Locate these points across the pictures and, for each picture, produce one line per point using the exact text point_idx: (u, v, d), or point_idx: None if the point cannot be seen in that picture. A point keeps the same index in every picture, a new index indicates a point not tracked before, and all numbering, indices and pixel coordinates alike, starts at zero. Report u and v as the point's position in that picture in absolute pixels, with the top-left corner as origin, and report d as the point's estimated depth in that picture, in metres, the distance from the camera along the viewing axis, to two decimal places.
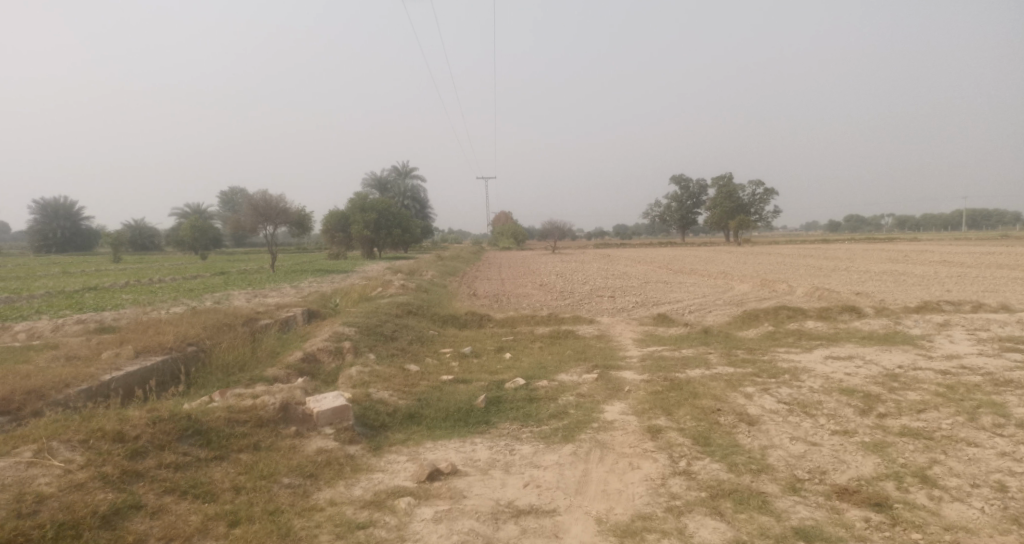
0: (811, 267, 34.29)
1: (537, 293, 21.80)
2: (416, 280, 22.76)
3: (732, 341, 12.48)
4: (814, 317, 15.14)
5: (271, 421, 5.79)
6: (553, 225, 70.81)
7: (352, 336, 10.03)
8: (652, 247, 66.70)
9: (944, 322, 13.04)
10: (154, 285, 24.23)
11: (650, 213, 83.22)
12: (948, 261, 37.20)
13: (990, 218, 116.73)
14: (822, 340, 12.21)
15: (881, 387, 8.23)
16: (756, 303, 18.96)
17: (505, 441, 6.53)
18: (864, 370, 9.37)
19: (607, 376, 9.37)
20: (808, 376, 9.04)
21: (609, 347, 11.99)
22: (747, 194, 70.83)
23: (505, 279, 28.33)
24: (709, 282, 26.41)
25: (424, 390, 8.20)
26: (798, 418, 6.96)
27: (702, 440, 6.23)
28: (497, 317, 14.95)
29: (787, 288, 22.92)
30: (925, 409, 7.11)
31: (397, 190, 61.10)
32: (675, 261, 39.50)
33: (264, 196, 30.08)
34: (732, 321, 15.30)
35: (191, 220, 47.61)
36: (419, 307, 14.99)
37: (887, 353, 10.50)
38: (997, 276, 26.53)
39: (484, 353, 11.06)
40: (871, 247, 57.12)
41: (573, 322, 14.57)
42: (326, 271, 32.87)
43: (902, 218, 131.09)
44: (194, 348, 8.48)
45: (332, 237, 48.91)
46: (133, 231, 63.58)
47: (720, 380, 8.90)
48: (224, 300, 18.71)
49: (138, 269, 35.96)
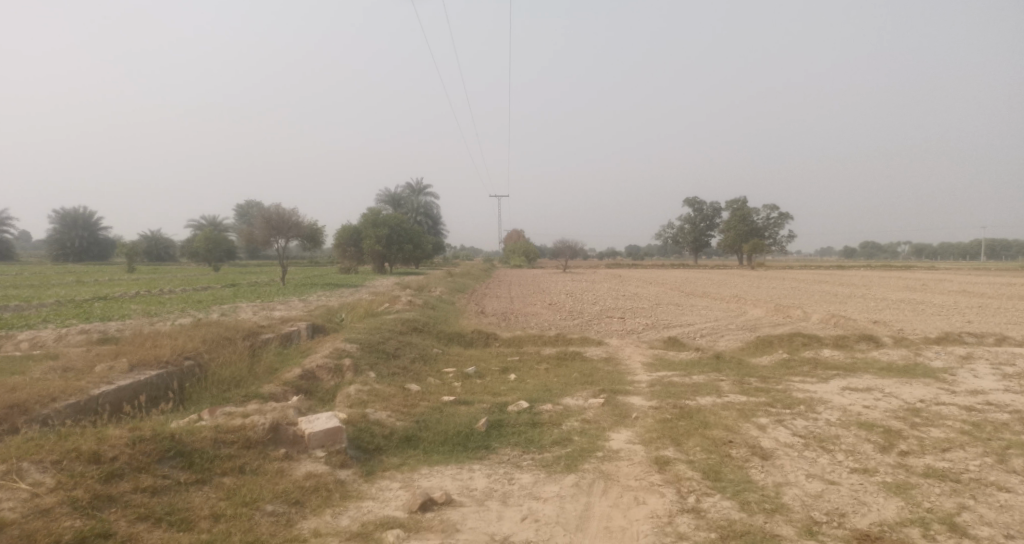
0: (826, 293, 33.69)
1: (547, 313, 21.49)
2: (424, 296, 22.55)
3: (745, 369, 12.08)
4: (830, 345, 14.71)
5: (260, 443, 5.56)
6: (566, 245, 70.55)
7: (353, 353, 9.80)
8: (664, 268, 66.25)
9: (966, 355, 12.57)
10: (164, 296, 24.24)
11: (663, 235, 82.78)
12: (967, 291, 36.45)
13: (1009, 247, 115.08)
14: (839, 369, 11.80)
15: (902, 423, 7.85)
16: (769, 329, 18.53)
17: (504, 469, 6.23)
18: (883, 403, 8.97)
19: (614, 402, 9.04)
20: (825, 408, 8.67)
21: (617, 371, 11.65)
22: (762, 218, 70.24)
23: (514, 297, 28.06)
24: (722, 306, 25.97)
25: (424, 412, 7.92)
26: (815, 453, 6.60)
27: (712, 475, 5.90)
28: (504, 337, 14.66)
29: (802, 314, 22.44)
30: (950, 448, 6.73)
31: (410, 207, 61.26)
32: (687, 283, 39.07)
33: (276, 210, 30.15)
34: (745, 347, 14.90)
35: (205, 232, 47.91)
36: (425, 325, 14.75)
37: (907, 386, 10.08)
38: (1019, 308, 25.86)
39: (488, 374, 10.77)
40: (887, 273, 56.34)
41: (582, 344, 14.25)
42: (336, 286, 32.80)
43: (919, 245, 129.59)
44: (191, 362, 8.29)
45: (343, 251, 48.99)
46: (148, 241, 64.19)
47: (731, 410, 8.55)
48: (231, 312, 18.60)
49: (151, 279, 36.08)
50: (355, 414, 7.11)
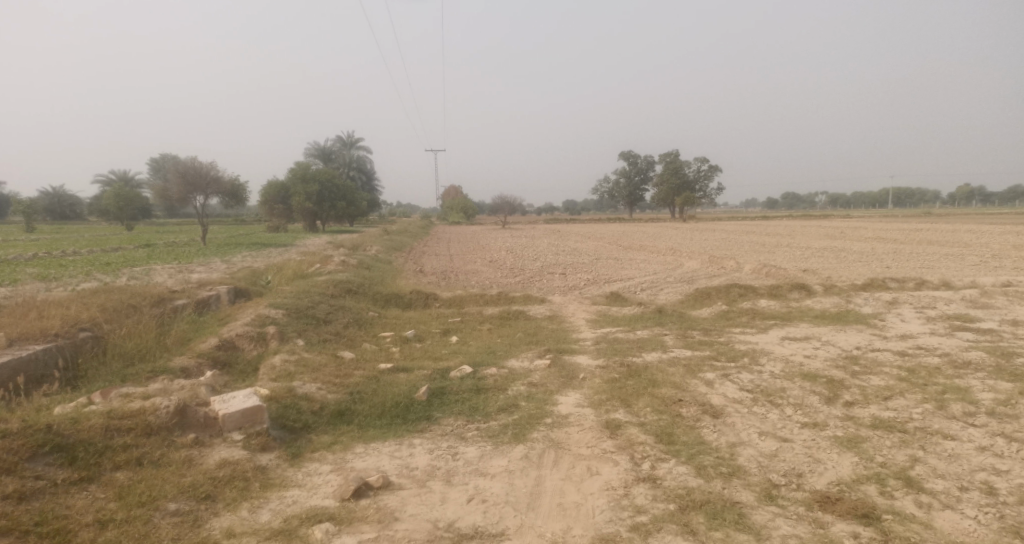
0: (755, 243, 34.68)
1: (487, 270, 21.00)
2: (357, 255, 21.60)
3: (687, 322, 12.05)
4: (765, 295, 14.94)
5: (163, 429, 4.88)
6: (503, 200, 69.91)
7: (279, 319, 9.03)
8: (600, 222, 66.78)
9: (893, 300, 12.97)
10: (66, 259, 22.19)
11: (599, 189, 83.23)
12: (882, 237, 38.40)
13: (915, 196, 122.78)
14: (777, 319, 11.92)
15: (843, 371, 7.88)
16: (706, 281, 18.75)
17: (447, 442, 5.78)
18: (823, 352, 9.04)
19: (559, 362, 8.74)
20: (768, 359, 8.64)
21: (561, 329, 11.35)
22: (693, 171, 71.51)
23: (452, 255, 27.40)
24: (659, 258, 26.23)
25: (358, 381, 7.35)
26: (764, 409, 6.48)
27: (665, 438, 5.65)
28: (443, 296, 14.10)
29: (736, 265, 22.90)
30: (892, 396, 6.76)
31: (342, 161, 58.80)
32: (624, 237, 39.43)
33: (192, 163, 28.01)
34: (685, 299, 14.94)
35: (115, 188, 44.37)
36: (359, 286, 13.97)
37: (843, 333, 10.25)
38: (931, 252, 27.36)
39: (427, 337, 10.24)
40: (808, 223, 58.80)
41: (523, 302, 13.89)
42: (263, 245, 31.15)
43: (836, 195, 136.31)
44: (87, 334, 7.36)
45: (271, 209, 46.67)
46: (51, 200, 59.15)
47: (678, 365, 8.39)
48: (144, 276, 17.15)
49: (54, 240, 33.13)
50: (281, 389, 6.48)
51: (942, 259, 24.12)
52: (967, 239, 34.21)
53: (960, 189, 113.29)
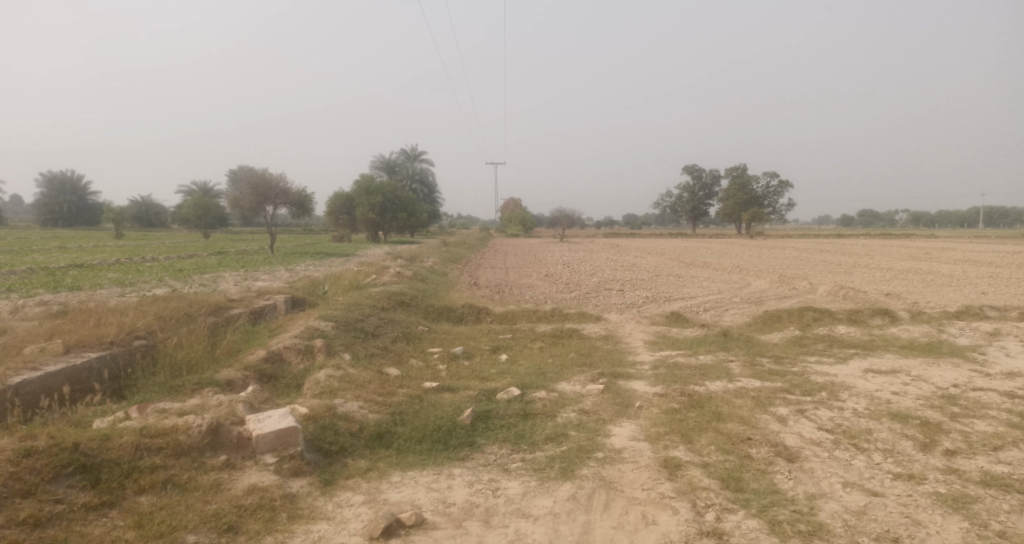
0: (829, 263, 32.78)
1: (543, 284, 20.53)
2: (414, 267, 21.57)
3: (755, 348, 11.18)
4: (842, 320, 13.82)
5: (193, 450, 4.64)
6: (563, 214, 69.50)
7: (328, 331, 8.85)
8: (661, 237, 65.26)
9: (993, 331, 11.68)
10: (144, 264, 23.23)
11: (661, 203, 81.50)
12: (971, 260, 35.60)
13: (1006, 216, 114.39)
14: (857, 348, 10.91)
15: (939, 413, 6.97)
16: (776, 303, 17.65)
17: (490, 474, 5.34)
18: (913, 388, 8.08)
19: (615, 388, 8.17)
20: (849, 395, 7.78)
21: (618, 351, 10.74)
22: (761, 186, 68.91)
23: (509, 268, 27.10)
24: (724, 277, 25.08)
25: (401, 401, 7.01)
26: (848, 454, 5.72)
27: (733, 483, 5.02)
28: (496, 311, 13.74)
29: (808, 286, 21.56)
30: (1002, 446, 5.86)
31: (406, 173, 59.91)
32: (686, 253, 38.14)
33: (263, 175, 28.94)
34: (752, 322, 14.01)
35: (194, 197, 46.58)
36: (412, 299, 13.78)
37: (935, 368, 9.21)
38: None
39: (476, 355, 9.88)
40: (886, 243, 55.50)
41: (579, 320, 13.33)
42: (326, 255, 31.81)
43: (917, 213, 128.71)
44: (141, 342, 7.34)
45: (336, 219, 47.87)
46: (138, 207, 62.85)
47: (747, 397, 7.66)
48: (210, 283, 17.58)
49: (135, 245, 34.86)
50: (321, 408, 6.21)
51: None
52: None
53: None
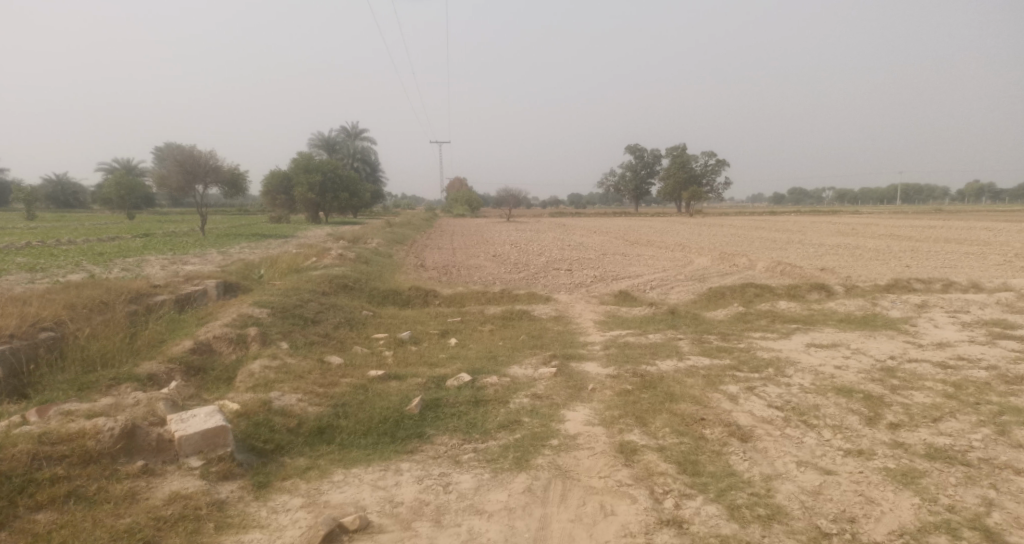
0: (767, 240, 33.80)
1: (490, 265, 20.26)
2: (356, 248, 20.88)
3: (702, 325, 11.27)
4: (783, 296, 14.16)
5: (104, 456, 4.17)
6: (508, 193, 69.23)
7: (263, 318, 8.31)
8: (605, 216, 65.94)
9: (922, 303, 12.17)
10: (60, 248, 21.63)
11: (605, 182, 82.29)
12: (894, 234, 37.49)
13: (923, 193, 121.40)
14: (798, 323, 11.15)
15: (881, 386, 7.12)
16: (719, 279, 17.98)
17: (440, 467, 5.06)
18: (854, 362, 8.27)
19: (566, 371, 8.02)
20: (795, 370, 7.88)
21: (568, 331, 10.62)
22: (700, 165, 70.38)
23: (455, 248, 26.67)
24: (668, 255, 25.46)
25: (344, 392, 6.62)
26: (799, 431, 5.74)
27: (690, 467, 4.94)
28: (443, 294, 13.39)
29: (748, 263, 22.10)
30: (941, 418, 6.00)
31: (347, 151, 58.20)
32: (630, 231, 38.57)
33: (191, 152, 27.35)
34: (698, 299, 14.17)
35: (116, 176, 43.77)
36: (355, 282, 13.25)
37: (873, 341, 9.47)
38: (949, 251, 26.49)
39: (423, 340, 9.54)
40: (817, 219, 57.85)
41: (528, 301, 13.14)
42: (263, 237, 30.53)
43: (844, 191, 134.98)
44: (49, 335, 6.66)
45: (273, 200, 46.03)
46: (53, 187, 58.78)
47: (698, 376, 7.65)
48: (135, 268, 16.47)
49: (51, 228, 32.49)
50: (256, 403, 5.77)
51: (962, 258, 23.26)
52: (983, 237, 33.24)
53: (970, 185, 111.74)
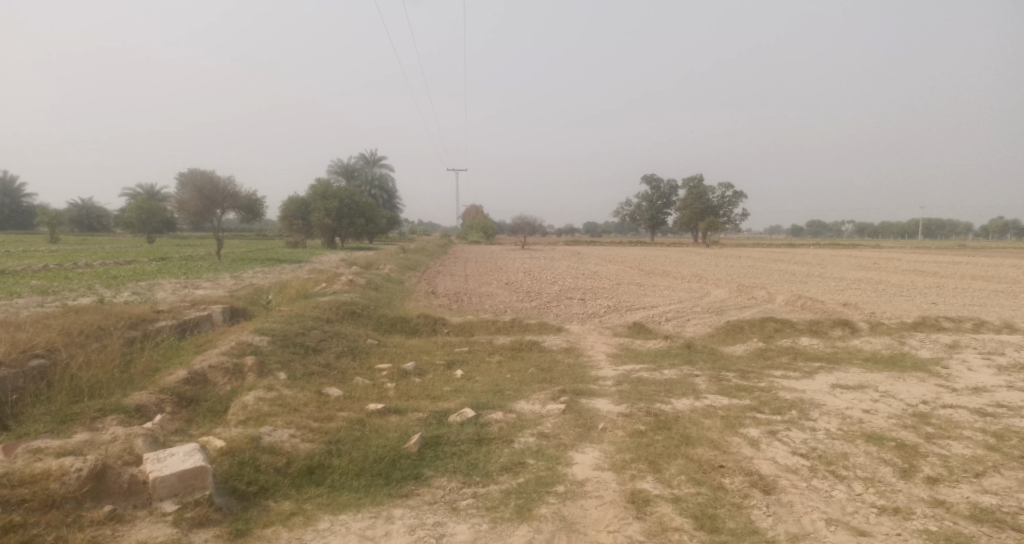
0: (785, 273, 33.20)
1: (502, 293, 19.95)
2: (367, 274, 20.70)
3: (719, 361, 10.79)
4: (804, 331, 13.64)
5: (68, 500, 3.90)
6: (524, 221, 69.25)
7: (262, 346, 8.03)
8: (620, 246, 65.59)
9: (953, 343, 11.60)
10: (74, 270, 21.72)
11: (620, 212, 82.12)
12: (916, 270, 36.66)
13: (944, 227, 119.65)
14: (821, 361, 10.65)
15: (914, 433, 6.62)
16: (737, 313, 17.48)
17: (436, 516, 4.69)
18: (883, 405, 7.76)
19: (576, 408, 7.61)
20: (820, 414, 7.40)
21: (579, 365, 10.21)
22: (717, 196, 70.00)
23: (468, 276, 26.44)
24: (684, 286, 24.98)
25: (340, 427, 6.28)
26: (826, 484, 5.29)
27: (707, 523, 4.52)
28: (452, 322, 13.06)
29: (766, 296, 21.55)
30: (984, 472, 5.51)
31: (364, 178, 58.72)
32: (646, 261, 38.14)
33: (209, 177, 27.57)
34: (715, 334, 13.70)
35: (137, 200, 44.37)
36: (363, 309, 12.99)
37: (903, 382, 8.95)
38: (975, 288, 25.70)
39: (429, 371, 9.19)
40: (836, 252, 57.03)
41: (539, 332, 12.76)
42: (277, 261, 30.56)
43: (863, 225, 133.51)
44: (39, 361, 6.43)
45: (290, 224, 46.31)
46: (77, 210, 59.87)
47: (716, 417, 7.20)
48: (145, 292, 16.39)
49: (71, 250, 32.88)
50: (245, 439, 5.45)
51: (990, 295, 22.51)
52: (1011, 274, 32.32)
53: (993, 221, 109.92)
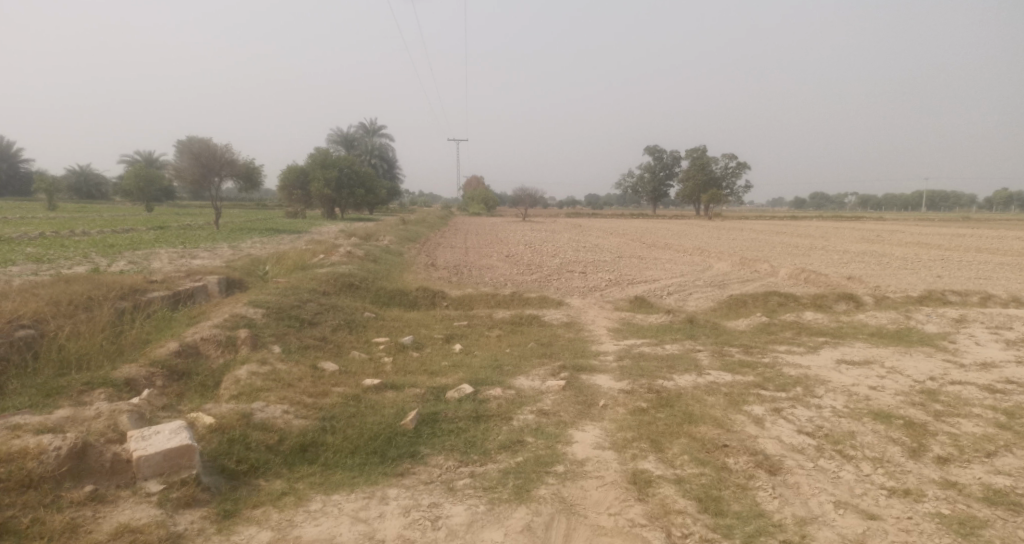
0: (788, 246, 32.93)
1: (503, 265, 19.76)
2: (366, 245, 20.44)
3: (722, 336, 10.63)
4: (808, 306, 13.45)
5: (46, 481, 3.76)
6: (525, 192, 68.72)
7: (257, 319, 7.84)
8: (621, 218, 65.15)
9: (960, 318, 11.41)
10: (71, 238, 21.47)
11: (622, 183, 81.45)
12: (920, 243, 36.39)
13: (947, 199, 118.89)
14: (826, 336, 10.47)
15: (923, 411, 6.46)
16: (739, 286, 17.28)
17: (431, 497, 4.56)
18: (890, 382, 7.60)
19: (577, 384, 7.45)
20: (826, 391, 7.24)
21: (579, 340, 10.05)
22: (720, 167, 69.27)
23: (469, 248, 26.17)
24: (686, 259, 24.76)
25: (334, 403, 6.13)
26: (834, 463, 5.15)
27: (711, 505, 4.38)
28: (451, 295, 12.87)
29: (769, 269, 21.33)
30: (995, 452, 5.36)
31: (364, 148, 58.07)
32: (648, 234, 37.84)
33: (207, 145, 27.12)
34: (718, 308, 13.51)
35: (135, 168, 43.84)
36: (361, 281, 12.80)
37: (909, 359, 8.78)
38: (980, 262, 25.46)
39: (427, 345, 9.03)
40: (839, 224, 56.74)
41: (539, 305, 12.58)
42: (276, 231, 30.31)
43: (866, 198, 132.67)
44: (25, 332, 6.24)
45: (289, 195, 45.87)
46: (75, 178, 59.34)
47: (719, 394, 7.04)
48: (141, 261, 16.17)
49: (68, 219, 32.59)
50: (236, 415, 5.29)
51: (996, 270, 22.27)
52: (1015, 248, 32.07)
53: (997, 193, 109.09)
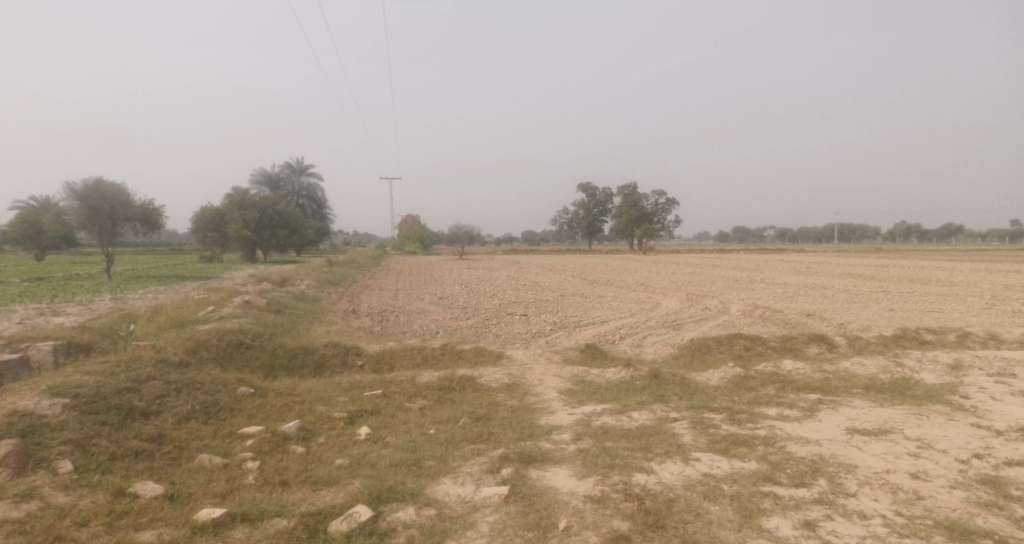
0: (730, 279, 32.18)
1: (434, 310, 17.38)
2: (275, 292, 17.69)
3: (696, 396, 8.68)
4: (778, 350, 11.82)
5: None
6: (460, 230, 66.60)
7: (46, 420, 5.26)
8: (558, 254, 63.99)
9: (956, 363, 9.95)
10: None
11: (558, 220, 80.80)
12: (853, 273, 36.53)
13: (858, 232, 125.52)
14: (818, 393, 8.72)
15: (1007, 520, 4.66)
16: (695, 327, 15.64)
17: None
18: (935, 464, 5.82)
19: (527, 492, 5.23)
20: (860, 484, 5.37)
21: (525, 409, 7.88)
22: (652, 203, 69.79)
23: (398, 290, 23.73)
24: (632, 296, 23.19)
25: None
26: None
27: None
28: (365, 351, 10.48)
29: (720, 306, 19.89)
30: None
31: (291, 188, 54.80)
32: (587, 270, 36.39)
33: (96, 186, 23.65)
34: (680, 356, 11.66)
35: (23, 212, 38.98)
36: (252, 339, 10.24)
37: (932, 423, 7.08)
38: (920, 292, 25.11)
39: (319, 432, 6.60)
40: (767, 256, 57.67)
41: (474, 363, 10.33)
42: (179, 279, 26.88)
43: (786, 232, 138.33)
44: None
45: (203, 238, 41.77)
46: None
47: (726, 501, 5.01)
48: None
49: None
50: None
51: (941, 301, 21.71)
52: (942, 276, 32.50)
53: (902, 226, 115.68)
